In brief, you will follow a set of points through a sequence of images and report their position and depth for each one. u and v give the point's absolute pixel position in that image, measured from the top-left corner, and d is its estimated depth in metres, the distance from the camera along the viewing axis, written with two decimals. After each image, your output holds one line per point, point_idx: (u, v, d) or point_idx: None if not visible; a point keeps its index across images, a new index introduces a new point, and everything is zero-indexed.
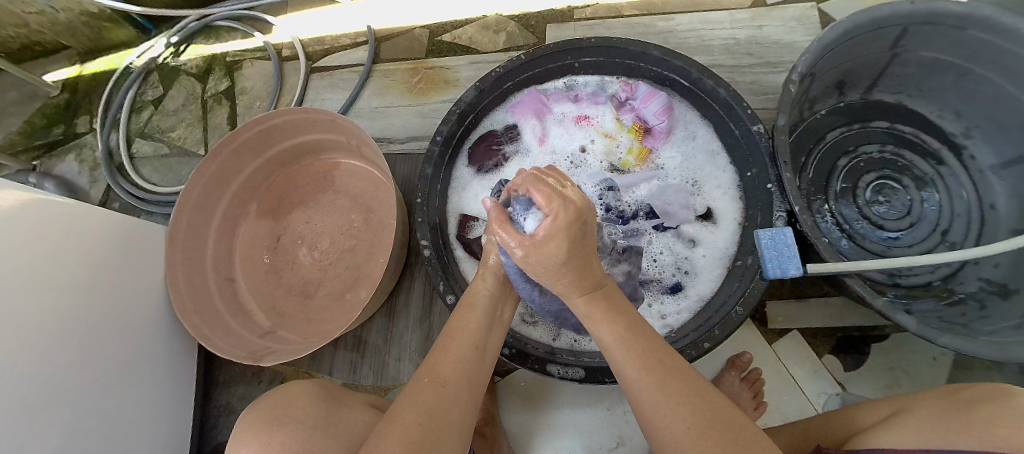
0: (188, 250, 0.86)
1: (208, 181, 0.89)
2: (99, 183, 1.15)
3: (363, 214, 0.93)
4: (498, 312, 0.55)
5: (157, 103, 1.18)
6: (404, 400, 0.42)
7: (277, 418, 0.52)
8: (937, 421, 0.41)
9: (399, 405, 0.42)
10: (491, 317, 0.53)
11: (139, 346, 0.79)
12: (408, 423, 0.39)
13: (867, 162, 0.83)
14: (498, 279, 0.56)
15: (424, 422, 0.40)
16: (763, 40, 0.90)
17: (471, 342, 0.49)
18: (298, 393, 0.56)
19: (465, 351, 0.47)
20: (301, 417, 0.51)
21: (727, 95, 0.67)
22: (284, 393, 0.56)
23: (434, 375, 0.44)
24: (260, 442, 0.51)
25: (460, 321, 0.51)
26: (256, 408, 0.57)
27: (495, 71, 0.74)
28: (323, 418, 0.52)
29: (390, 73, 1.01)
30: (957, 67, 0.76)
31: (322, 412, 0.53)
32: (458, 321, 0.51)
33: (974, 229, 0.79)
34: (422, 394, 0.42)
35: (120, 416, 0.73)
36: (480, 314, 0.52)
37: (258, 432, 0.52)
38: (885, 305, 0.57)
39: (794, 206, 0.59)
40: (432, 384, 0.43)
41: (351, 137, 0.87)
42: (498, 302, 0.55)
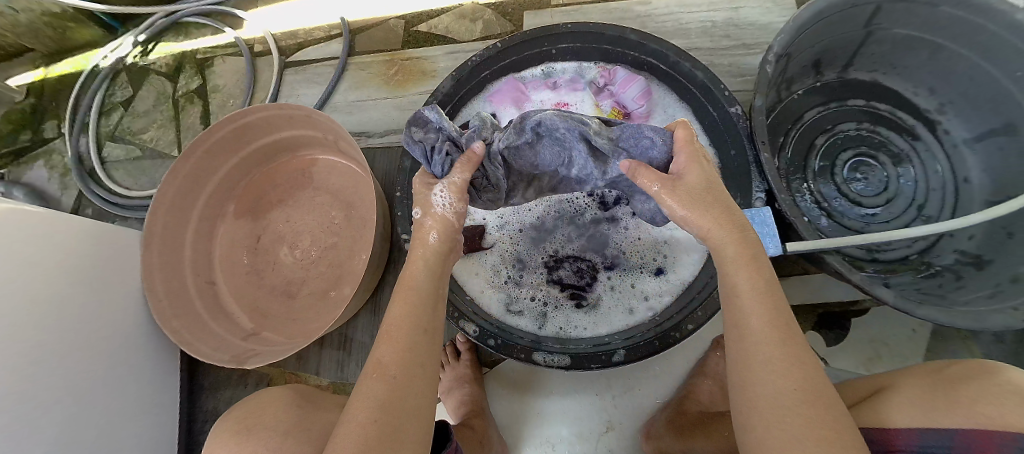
0: (165, 254, 0.84)
1: (183, 182, 0.86)
2: (70, 189, 1.11)
3: (344, 211, 0.91)
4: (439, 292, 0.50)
5: (127, 104, 1.15)
6: (354, 400, 0.40)
7: (249, 427, 0.53)
8: (917, 397, 0.42)
9: (354, 402, 0.40)
10: (435, 294, 0.48)
11: (119, 354, 0.77)
12: (359, 422, 0.38)
13: (843, 140, 0.84)
14: (438, 257, 0.50)
15: (377, 417, 0.38)
16: (740, 21, 0.90)
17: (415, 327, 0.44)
18: (274, 399, 0.57)
19: (411, 336, 0.43)
20: (272, 422, 0.53)
21: (705, 77, 0.67)
22: (259, 401, 0.58)
23: (381, 369, 0.41)
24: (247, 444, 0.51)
25: (395, 308, 0.46)
26: (244, 408, 0.57)
27: (472, 60, 0.73)
28: (295, 422, 0.52)
29: (366, 65, 0.99)
30: (930, 43, 0.77)
31: (297, 416, 0.54)
32: (396, 307, 0.46)
33: (949, 203, 0.80)
34: (372, 391, 0.40)
35: (103, 425, 0.72)
36: (422, 297, 0.47)
37: (246, 434, 0.52)
38: (864, 280, 0.58)
39: (772, 185, 0.59)
40: (381, 379, 0.40)
41: (328, 132, 0.85)
42: (437, 276, 0.49)
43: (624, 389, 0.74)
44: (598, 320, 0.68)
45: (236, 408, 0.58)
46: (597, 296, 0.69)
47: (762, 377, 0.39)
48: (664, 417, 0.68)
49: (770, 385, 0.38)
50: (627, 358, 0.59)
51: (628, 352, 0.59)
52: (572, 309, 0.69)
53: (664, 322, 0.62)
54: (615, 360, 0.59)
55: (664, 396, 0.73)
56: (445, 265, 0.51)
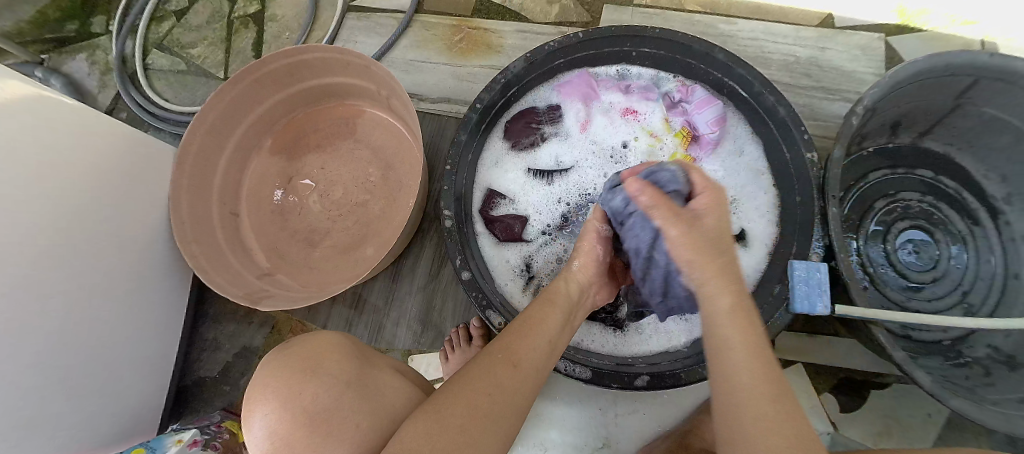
0: (195, 177, 0.83)
1: (227, 107, 0.84)
2: (108, 89, 1.09)
3: (381, 170, 0.89)
4: (574, 318, 0.54)
5: (180, 16, 1.12)
6: (483, 371, 0.42)
7: (310, 369, 0.47)
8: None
9: (469, 372, 0.42)
10: (571, 309, 0.53)
11: (134, 266, 0.76)
12: (477, 393, 0.40)
13: (903, 209, 0.81)
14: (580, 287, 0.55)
15: (494, 396, 0.40)
16: (823, 63, 0.86)
17: (545, 339, 0.48)
18: (330, 343, 0.51)
19: (543, 342, 0.47)
20: (336, 371, 0.48)
21: (786, 115, 0.64)
22: (315, 340, 0.51)
23: (510, 354, 0.45)
24: (305, 385, 0.46)
25: (538, 312, 0.50)
26: (305, 340, 0.52)
27: (550, 45, 0.70)
28: (358, 377, 0.48)
29: (431, 26, 0.96)
30: (1014, 129, 0.73)
31: (357, 369, 0.50)
32: (540, 310, 0.51)
33: (994, 294, 0.77)
34: (498, 371, 0.42)
35: (107, 336, 0.71)
36: (561, 314, 0.51)
37: (306, 374, 0.47)
38: (905, 359, 0.55)
39: (834, 242, 0.57)
40: (508, 363, 0.44)
41: (382, 87, 0.83)
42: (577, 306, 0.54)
43: (629, 409, 0.74)
44: (621, 340, 0.67)
45: (303, 337, 0.53)
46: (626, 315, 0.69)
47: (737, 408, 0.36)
48: (665, 446, 0.67)
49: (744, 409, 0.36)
50: (649, 385, 0.57)
51: (651, 380, 0.58)
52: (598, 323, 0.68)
53: (692, 356, 0.61)
54: (636, 384, 0.58)
55: (668, 425, 0.72)
56: (582, 306, 0.56)
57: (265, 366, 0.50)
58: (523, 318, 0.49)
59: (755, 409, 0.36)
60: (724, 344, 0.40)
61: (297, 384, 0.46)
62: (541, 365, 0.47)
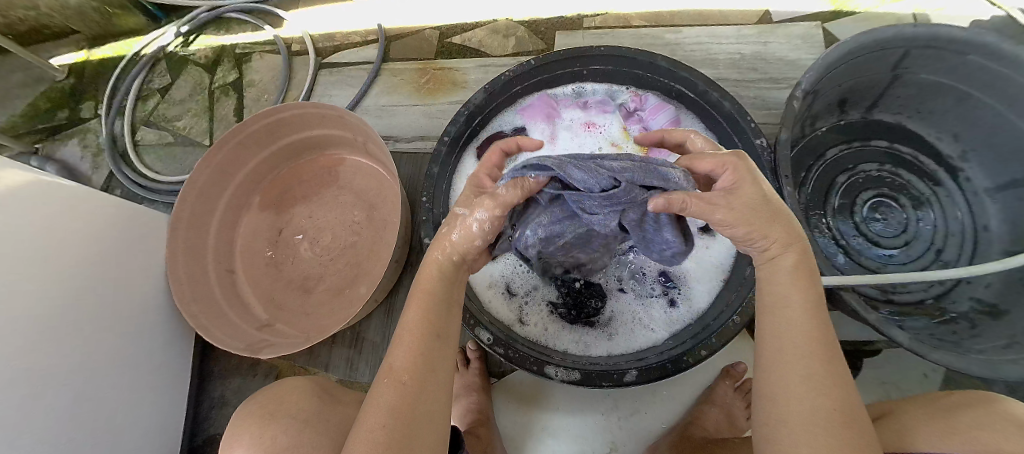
0: (189, 239, 0.86)
1: (214, 170, 0.89)
2: (101, 169, 1.15)
3: (366, 211, 0.93)
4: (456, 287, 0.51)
5: (164, 92, 1.19)
6: (371, 404, 0.41)
7: (271, 412, 0.54)
8: (920, 422, 0.42)
9: (369, 404, 0.42)
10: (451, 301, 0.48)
11: (137, 331, 0.78)
12: (372, 427, 0.39)
13: (864, 180, 0.84)
14: None
15: (389, 423, 0.39)
16: (767, 56, 0.92)
17: (431, 334, 0.45)
18: (291, 389, 0.58)
19: (424, 341, 0.44)
20: (294, 411, 0.54)
21: (732, 107, 0.69)
22: (277, 389, 0.58)
23: (392, 374, 0.42)
24: (268, 427, 0.52)
25: (411, 313, 0.46)
26: (267, 393, 0.58)
27: (506, 75, 0.76)
28: (316, 413, 0.54)
29: (399, 72, 1.02)
30: (956, 91, 0.77)
31: (317, 407, 0.56)
32: (411, 313, 0.46)
33: (967, 250, 0.80)
34: (386, 395, 0.41)
35: (113, 402, 0.73)
36: (439, 300, 0.47)
37: (267, 418, 0.53)
38: (879, 320, 0.57)
39: (792, 219, 0.60)
40: (392, 385, 0.42)
41: (358, 134, 0.88)
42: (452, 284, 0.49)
43: (630, 411, 0.75)
44: (608, 341, 0.70)
45: (262, 392, 0.59)
46: (609, 316, 0.72)
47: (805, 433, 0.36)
48: (668, 440, 0.68)
49: (804, 417, 0.37)
50: (639, 379, 0.60)
51: (640, 373, 0.61)
52: (583, 327, 0.71)
53: (674, 349, 0.64)
54: (626, 380, 0.61)
55: (669, 421, 0.74)
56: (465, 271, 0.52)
57: (237, 417, 0.57)
58: (405, 321, 0.46)
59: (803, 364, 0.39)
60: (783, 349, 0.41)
61: (261, 427, 0.52)
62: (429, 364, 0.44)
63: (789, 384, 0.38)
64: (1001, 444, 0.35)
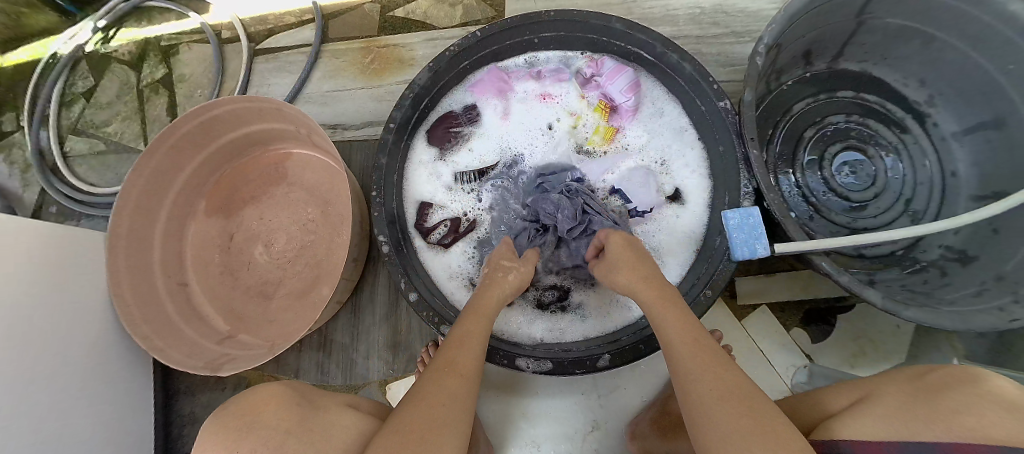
0: (131, 257, 0.80)
1: (148, 180, 0.82)
2: (32, 186, 1.05)
3: (321, 207, 0.88)
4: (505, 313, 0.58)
5: (89, 95, 1.08)
6: (425, 388, 0.45)
7: (248, 424, 0.49)
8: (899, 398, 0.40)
9: (420, 389, 0.45)
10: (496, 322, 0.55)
11: (87, 362, 0.73)
12: (429, 403, 0.42)
13: (832, 133, 0.82)
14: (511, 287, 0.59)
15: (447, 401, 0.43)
16: (729, 8, 0.87)
17: (485, 343, 0.51)
18: (270, 397, 0.53)
19: (480, 346, 0.50)
20: (274, 421, 0.49)
21: (693, 69, 0.65)
22: (253, 397, 0.54)
23: (451, 365, 0.47)
24: (243, 442, 0.47)
25: (469, 321, 0.53)
26: (243, 402, 0.53)
27: (450, 49, 0.69)
28: (299, 423, 0.50)
29: (340, 53, 0.94)
30: (922, 34, 0.74)
31: (299, 416, 0.51)
32: (472, 323, 0.53)
33: (935, 197, 0.79)
34: (443, 381, 0.45)
35: (72, 441, 0.68)
36: (492, 316, 0.55)
37: (242, 431, 0.48)
38: (852, 281, 0.56)
39: (760, 184, 0.57)
40: (453, 373, 0.46)
41: (300, 126, 0.81)
42: (504, 305, 0.57)
43: (610, 389, 0.74)
44: (580, 323, 0.68)
45: (235, 402, 0.54)
46: (581, 297, 0.70)
47: (702, 409, 0.42)
48: (649, 417, 0.67)
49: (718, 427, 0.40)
50: (612, 363, 0.59)
51: (613, 357, 0.59)
52: (555, 312, 0.69)
53: (647, 327, 0.62)
54: (599, 365, 0.59)
55: (650, 395, 0.73)
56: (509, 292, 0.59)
57: (207, 430, 0.51)
58: (465, 326, 0.52)
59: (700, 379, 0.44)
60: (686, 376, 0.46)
61: (235, 442, 0.47)
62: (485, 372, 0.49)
63: (682, 363, 0.47)
64: (993, 430, 0.34)
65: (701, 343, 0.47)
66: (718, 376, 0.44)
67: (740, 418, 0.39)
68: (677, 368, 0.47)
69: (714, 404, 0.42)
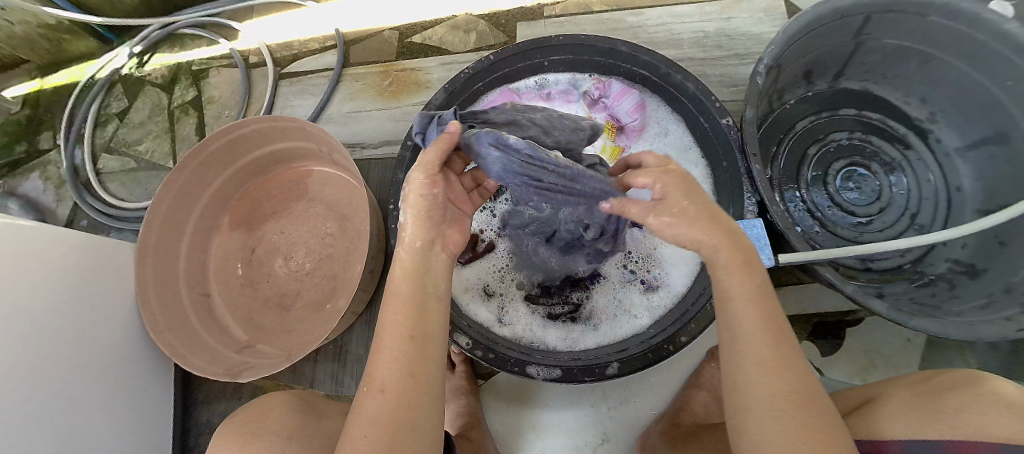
0: (158, 266, 0.84)
1: (178, 194, 0.86)
2: (65, 201, 1.11)
3: (339, 222, 0.91)
4: (437, 285, 0.48)
5: (123, 115, 1.15)
6: (358, 415, 0.41)
7: (251, 431, 0.51)
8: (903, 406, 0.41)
9: (357, 415, 0.42)
10: (424, 299, 0.46)
11: (112, 367, 0.76)
12: (357, 437, 0.39)
13: (835, 150, 0.84)
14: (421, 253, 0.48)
15: (370, 432, 0.39)
16: (732, 31, 0.91)
17: (405, 338, 0.44)
18: (272, 405, 0.56)
19: (399, 344, 0.43)
20: (276, 428, 0.51)
21: (696, 89, 0.68)
22: (258, 405, 0.56)
23: (372, 384, 0.42)
24: (247, 447, 0.49)
25: (386, 316, 0.45)
26: (249, 411, 0.56)
27: (464, 72, 0.74)
28: (299, 428, 0.52)
29: (360, 76, 1.00)
30: (920, 53, 0.77)
31: (301, 422, 0.53)
32: (390, 314, 0.45)
33: (941, 212, 0.80)
34: (367, 407, 0.41)
35: (91, 445, 0.70)
36: (409, 299, 0.46)
37: (247, 437, 0.51)
38: (857, 291, 0.57)
39: (764, 197, 0.60)
40: (372, 394, 0.42)
41: (321, 144, 0.85)
42: (422, 278, 0.47)
43: (619, 401, 0.75)
44: (591, 333, 0.70)
45: (239, 413, 0.57)
46: (591, 308, 0.72)
47: (760, 416, 0.38)
48: (658, 428, 0.68)
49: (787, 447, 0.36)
50: (621, 372, 0.60)
51: (622, 366, 0.61)
52: (566, 322, 0.71)
53: (656, 336, 0.63)
54: (608, 373, 0.60)
55: (659, 407, 0.74)
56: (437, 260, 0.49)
57: (216, 437, 0.54)
58: (381, 324, 0.45)
59: (764, 381, 0.39)
60: (745, 375, 0.40)
61: (240, 447, 0.50)
62: (412, 374, 0.43)
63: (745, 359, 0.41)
64: (993, 427, 0.35)
65: (773, 336, 0.41)
66: (783, 379, 0.39)
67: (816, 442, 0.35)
68: (737, 363, 0.41)
69: (779, 415, 0.37)
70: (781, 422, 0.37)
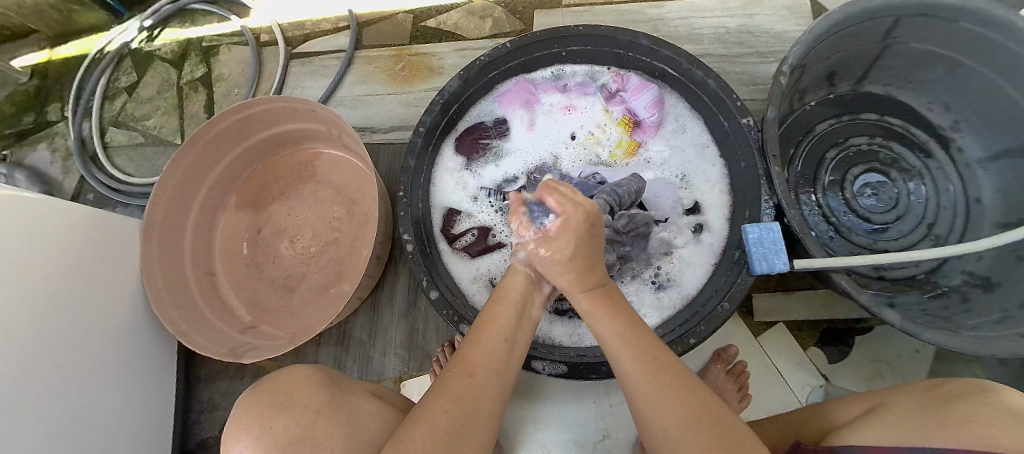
0: (164, 243, 0.83)
1: (186, 171, 0.85)
2: (72, 174, 1.10)
3: (346, 206, 0.90)
4: (529, 307, 0.52)
5: (131, 90, 1.14)
6: (435, 392, 0.42)
7: (282, 402, 0.50)
8: (916, 418, 0.41)
9: (431, 395, 0.42)
10: (522, 313, 0.50)
11: (116, 342, 0.76)
12: (436, 410, 0.40)
13: (855, 155, 0.82)
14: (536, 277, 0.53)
15: (451, 409, 0.40)
16: (754, 29, 0.88)
17: (502, 339, 0.47)
18: (299, 377, 0.54)
19: (496, 343, 0.46)
20: (306, 401, 0.50)
21: (717, 86, 0.66)
22: (287, 375, 0.54)
23: (464, 366, 0.44)
24: (278, 418, 0.48)
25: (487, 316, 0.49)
26: (274, 381, 0.54)
27: (480, 60, 0.72)
28: (328, 403, 0.51)
29: (373, 59, 0.98)
30: (948, 59, 0.75)
31: (328, 397, 0.52)
32: (489, 313, 0.49)
33: (959, 222, 0.78)
34: (452, 386, 0.42)
35: (93, 419, 0.70)
36: (513, 310, 0.50)
37: (276, 409, 0.49)
38: (871, 301, 0.56)
39: (781, 200, 0.58)
40: (463, 376, 0.43)
41: (332, 127, 0.84)
42: (527, 295, 0.51)
43: (622, 398, 0.74)
44: None
45: (263, 383, 0.55)
46: None
47: (655, 421, 0.41)
48: None
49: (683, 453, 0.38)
50: None
51: None
52: (574, 317, 0.70)
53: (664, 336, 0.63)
54: (614, 372, 0.60)
55: None
56: (541, 289, 0.54)
57: (238, 410, 0.52)
58: (483, 319, 0.48)
59: (652, 392, 0.42)
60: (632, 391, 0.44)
61: (270, 418, 0.48)
62: (501, 372, 0.45)
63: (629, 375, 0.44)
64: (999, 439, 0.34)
65: (647, 348, 0.45)
66: (666, 383, 0.42)
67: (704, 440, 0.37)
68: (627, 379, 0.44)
69: (673, 425, 0.39)
70: (676, 425, 0.39)
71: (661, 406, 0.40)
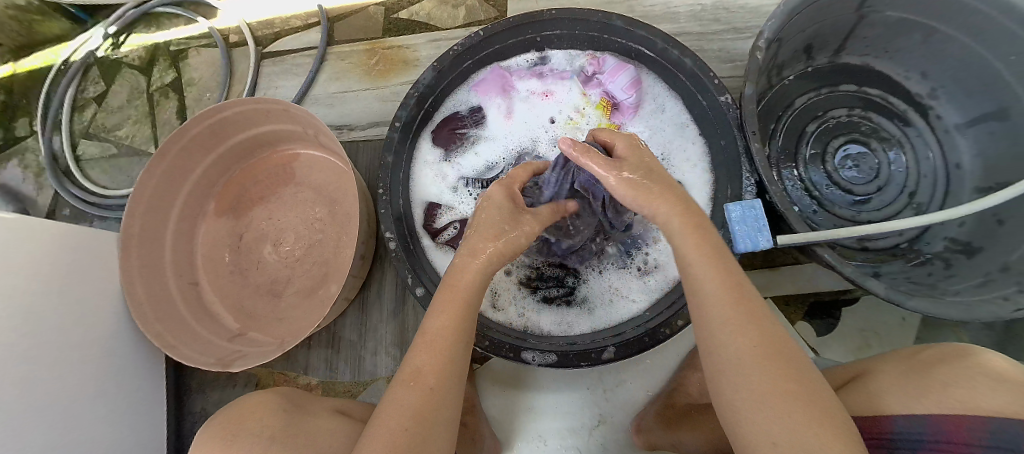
0: (144, 255, 0.81)
1: (161, 180, 0.83)
2: (45, 190, 1.07)
3: (328, 207, 0.89)
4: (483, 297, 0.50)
5: (100, 100, 1.10)
6: (388, 405, 0.42)
7: (235, 432, 0.51)
8: (901, 386, 0.41)
9: (384, 411, 0.42)
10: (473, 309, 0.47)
11: (101, 359, 0.75)
12: (393, 429, 0.40)
13: (835, 127, 0.82)
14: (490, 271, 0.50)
15: (409, 427, 0.40)
16: (730, 4, 0.87)
17: (453, 347, 0.45)
18: (257, 404, 0.55)
19: (448, 349, 0.44)
20: (259, 428, 0.51)
21: (693, 64, 0.66)
22: (242, 405, 0.55)
23: (415, 378, 0.43)
24: (231, 449, 0.49)
25: (436, 318, 0.46)
26: (231, 411, 0.55)
27: (453, 49, 0.71)
28: (283, 428, 0.51)
29: (346, 55, 0.96)
30: (924, 27, 0.74)
31: (285, 421, 0.53)
32: (439, 312, 0.46)
33: (939, 189, 0.79)
34: (405, 400, 0.42)
35: (81, 438, 0.69)
36: (467, 305, 0.47)
37: (228, 439, 0.50)
38: (855, 272, 0.56)
39: (762, 176, 0.58)
40: (414, 389, 0.42)
41: (307, 127, 0.82)
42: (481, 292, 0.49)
43: (615, 383, 0.75)
44: (586, 316, 0.69)
45: (219, 415, 0.56)
46: (586, 291, 0.71)
47: (732, 371, 0.39)
48: (654, 409, 0.68)
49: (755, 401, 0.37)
50: (617, 355, 0.60)
51: (618, 349, 0.60)
52: (562, 305, 0.70)
53: (652, 319, 0.63)
54: (604, 357, 0.60)
55: (655, 388, 0.74)
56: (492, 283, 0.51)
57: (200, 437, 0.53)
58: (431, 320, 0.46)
59: (730, 338, 0.40)
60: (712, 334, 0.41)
61: (223, 450, 0.49)
62: (453, 378, 0.44)
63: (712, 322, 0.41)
64: (982, 404, 0.35)
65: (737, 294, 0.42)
66: (751, 330, 0.40)
67: (781, 392, 0.36)
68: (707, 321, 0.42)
69: (750, 371, 0.38)
70: (752, 371, 0.38)
71: (740, 353, 0.39)
